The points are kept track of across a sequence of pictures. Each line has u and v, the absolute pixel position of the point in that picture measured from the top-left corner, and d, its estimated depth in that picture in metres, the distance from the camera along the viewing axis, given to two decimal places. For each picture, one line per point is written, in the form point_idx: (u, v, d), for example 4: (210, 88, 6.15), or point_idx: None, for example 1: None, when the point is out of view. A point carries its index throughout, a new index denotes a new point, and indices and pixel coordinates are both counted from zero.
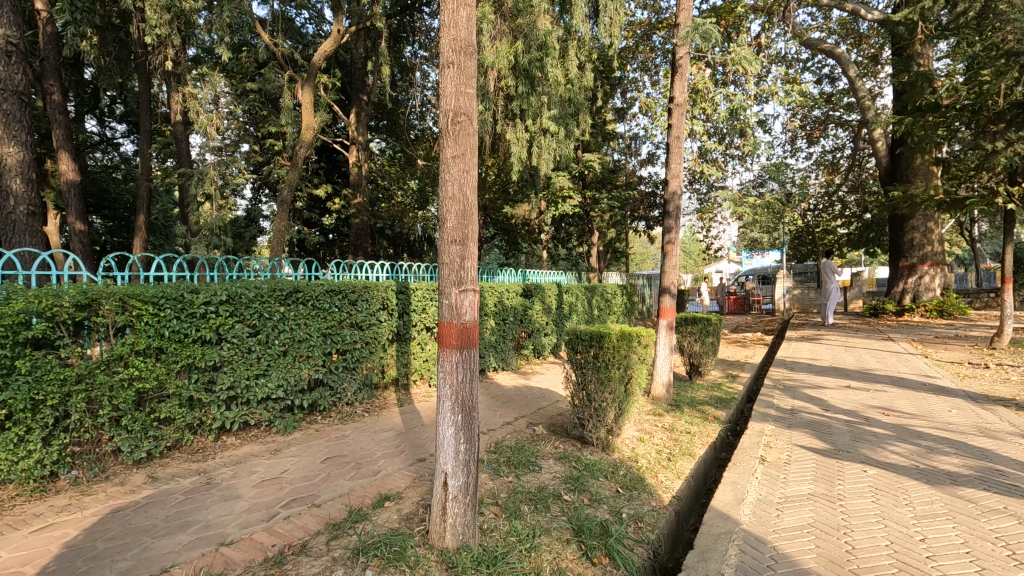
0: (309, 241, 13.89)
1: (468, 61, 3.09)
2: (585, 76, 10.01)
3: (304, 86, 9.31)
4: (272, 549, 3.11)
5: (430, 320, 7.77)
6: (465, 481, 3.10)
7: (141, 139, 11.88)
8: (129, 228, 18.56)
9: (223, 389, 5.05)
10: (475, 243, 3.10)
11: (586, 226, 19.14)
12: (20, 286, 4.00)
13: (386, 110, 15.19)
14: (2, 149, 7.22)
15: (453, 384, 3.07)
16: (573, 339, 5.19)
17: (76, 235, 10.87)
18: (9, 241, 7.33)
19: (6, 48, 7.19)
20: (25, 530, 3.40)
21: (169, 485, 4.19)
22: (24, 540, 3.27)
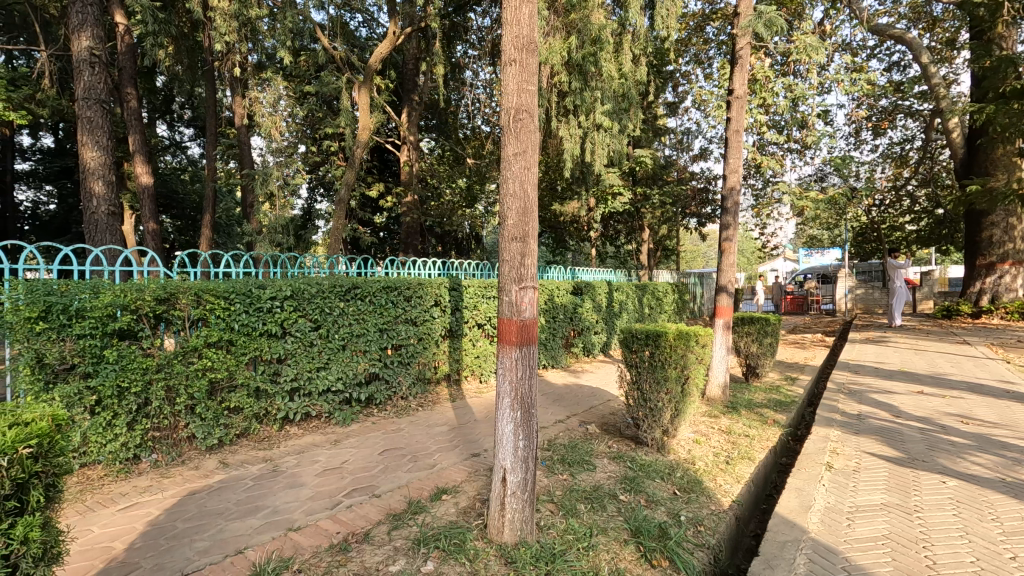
0: (362, 239, 14.30)
1: (530, 58, 3.09)
2: (640, 69, 9.85)
3: (360, 88, 9.57)
4: (336, 537, 3.22)
5: (482, 316, 7.83)
6: (523, 477, 3.11)
7: (208, 142, 12.54)
8: (195, 226, 19.68)
9: (287, 380, 5.28)
10: (535, 241, 3.10)
11: (636, 223, 18.84)
12: (107, 281, 4.30)
13: (437, 109, 15.43)
14: (86, 153, 7.76)
15: (513, 380, 3.09)
16: (628, 337, 5.11)
17: (149, 234, 11.60)
18: (94, 240, 7.89)
19: (90, 59, 7.77)
20: (113, 508, 3.65)
21: (239, 471, 4.40)
22: (112, 517, 3.51)
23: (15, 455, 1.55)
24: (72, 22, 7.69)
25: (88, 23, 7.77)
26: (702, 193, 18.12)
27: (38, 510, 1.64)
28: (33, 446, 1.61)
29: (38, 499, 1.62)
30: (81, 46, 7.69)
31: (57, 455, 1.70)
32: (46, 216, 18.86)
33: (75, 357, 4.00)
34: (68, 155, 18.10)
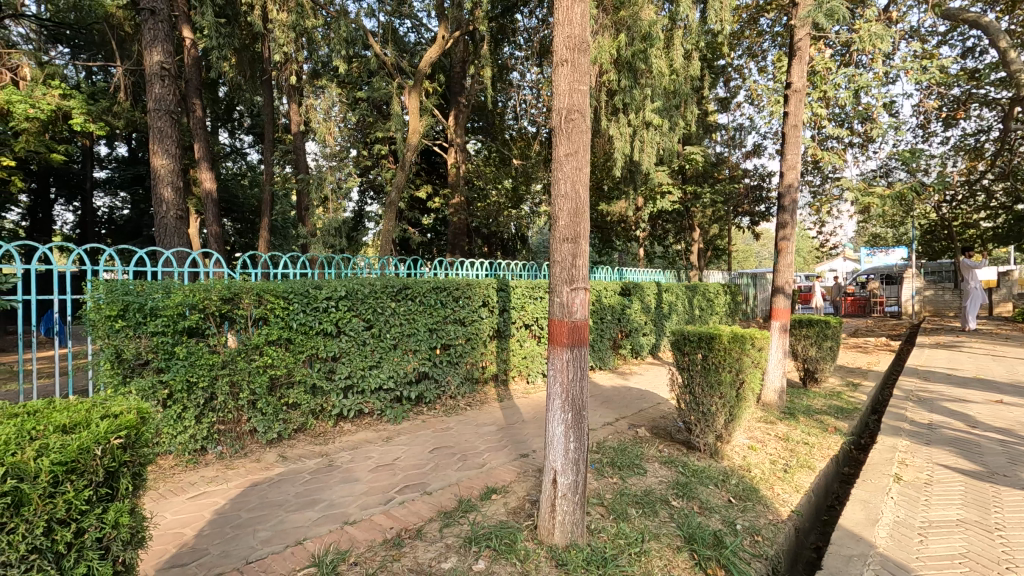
0: (411, 240, 14.59)
1: (582, 58, 3.07)
2: (692, 65, 9.62)
3: (411, 93, 9.77)
4: (390, 532, 3.29)
5: (529, 317, 7.84)
6: (574, 479, 3.09)
7: (266, 148, 13.10)
8: (254, 229, 20.66)
9: (342, 378, 5.44)
10: (587, 241, 3.07)
11: (685, 222, 18.41)
12: (177, 281, 4.55)
13: (484, 111, 15.55)
14: (156, 161, 8.25)
15: (564, 382, 3.07)
16: (679, 339, 5.01)
17: (212, 237, 12.23)
18: (164, 243, 8.39)
19: (161, 73, 8.26)
20: (184, 496, 3.87)
21: (297, 464, 4.57)
22: (183, 504, 3.72)
23: (110, 444, 1.64)
24: (145, 39, 8.19)
25: (158, 39, 8.25)
26: (755, 191, 17.51)
27: (128, 497, 1.70)
28: (123, 436, 1.69)
29: (127, 487, 1.69)
30: (152, 60, 8.18)
31: (142, 445, 1.77)
32: (120, 221, 20.15)
33: (150, 353, 4.27)
34: (140, 163, 19.33)
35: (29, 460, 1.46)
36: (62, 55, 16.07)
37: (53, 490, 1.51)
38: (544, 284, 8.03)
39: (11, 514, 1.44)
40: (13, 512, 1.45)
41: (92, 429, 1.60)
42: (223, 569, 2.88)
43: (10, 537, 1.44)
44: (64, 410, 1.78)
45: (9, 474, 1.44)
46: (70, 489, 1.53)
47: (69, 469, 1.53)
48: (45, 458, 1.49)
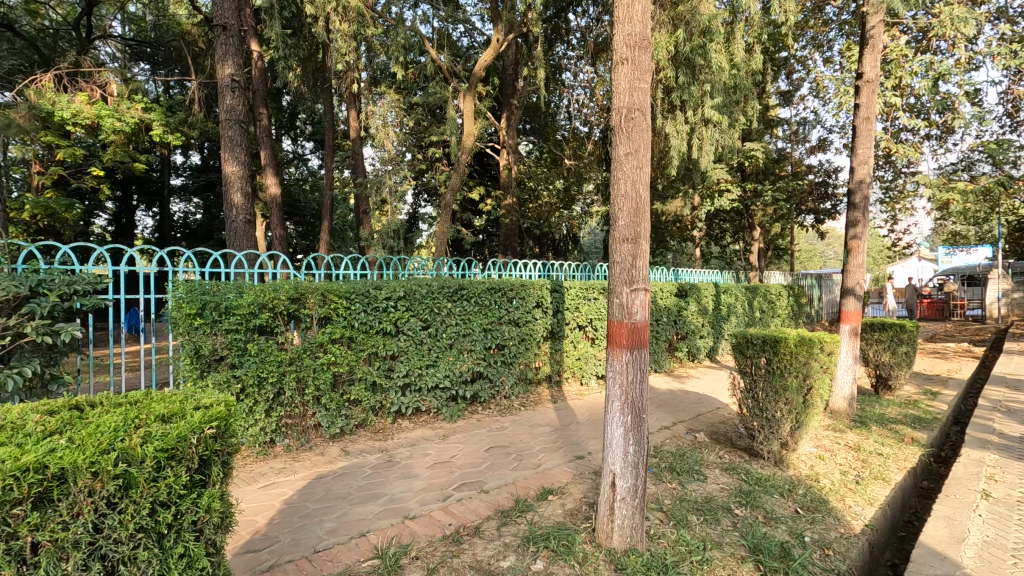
0: (464, 241, 14.80)
1: (643, 56, 3.03)
2: (754, 58, 9.29)
3: (465, 96, 9.90)
4: (449, 528, 3.35)
5: (583, 318, 7.78)
6: (633, 483, 3.05)
7: (327, 154, 13.61)
8: (314, 232, 21.60)
9: (400, 376, 5.58)
10: (647, 242, 3.02)
11: (744, 221, 17.78)
12: (249, 282, 4.80)
13: (536, 112, 15.58)
14: (228, 169, 8.75)
15: (623, 384, 3.04)
16: (742, 342, 4.86)
17: (277, 239, 12.84)
18: (234, 245, 8.87)
19: (231, 85, 8.73)
20: (256, 485, 4.08)
21: (358, 459, 4.73)
22: (256, 493, 3.93)
23: (204, 433, 1.73)
24: (218, 53, 8.70)
25: (230, 53, 8.75)
26: (820, 188, 16.71)
27: (219, 483, 1.80)
28: (215, 426, 1.78)
29: (219, 473, 1.79)
30: (224, 73, 8.66)
31: (230, 435, 1.87)
32: (194, 225, 21.41)
33: (225, 349, 4.53)
34: (212, 170, 20.58)
35: (135, 447, 1.55)
36: (144, 72, 17.27)
37: (156, 474, 1.59)
38: (599, 285, 7.96)
39: (121, 496, 1.53)
40: (122, 495, 1.53)
41: (188, 419, 1.69)
42: (293, 557, 3.00)
43: (120, 517, 1.52)
44: (160, 401, 1.91)
45: (119, 459, 1.52)
46: (170, 474, 1.61)
47: (171, 454, 1.61)
48: (149, 444, 1.57)
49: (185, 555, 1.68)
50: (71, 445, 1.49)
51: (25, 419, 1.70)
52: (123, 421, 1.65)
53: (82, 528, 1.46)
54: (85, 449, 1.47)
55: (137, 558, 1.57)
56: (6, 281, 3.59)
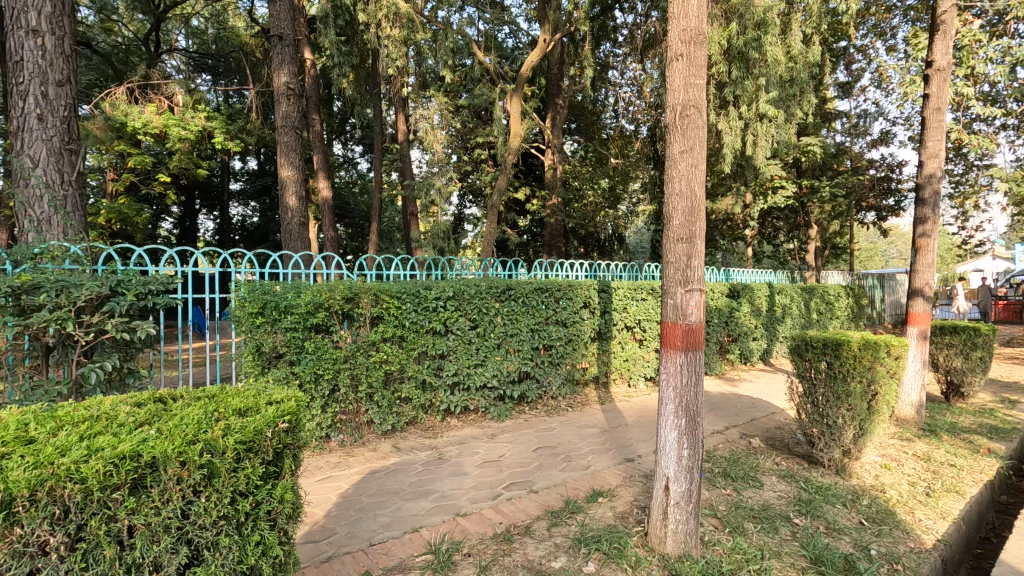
0: (509, 242, 14.85)
1: (699, 51, 2.97)
2: (813, 49, 8.91)
3: (512, 97, 9.94)
4: (500, 526, 3.38)
5: (631, 319, 7.67)
6: (688, 487, 2.98)
7: (376, 157, 13.95)
8: (363, 234, 22.21)
9: (449, 375, 5.66)
10: (702, 241, 2.96)
11: (799, 219, 17.10)
12: (307, 282, 4.99)
13: (582, 111, 15.46)
14: (284, 173, 9.11)
15: (677, 387, 2.98)
16: (800, 344, 4.67)
17: (328, 240, 13.26)
18: (289, 247, 9.22)
19: (287, 92, 9.07)
20: (313, 478, 4.23)
21: (409, 455, 4.83)
22: (313, 486, 4.07)
23: (277, 427, 1.81)
24: (275, 62, 9.06)
25: (285, 62, 9.09)
26: (883, 183, 15.88)
27: (291, 475, 1.88)
28: (288, 422, 1.87)
29: (290, 466, 1.86)
30: (280, 81, 9.01)
31: (300, 430, 1.94)
32: (251, 228, 22.37)
33: (284, 347, 4.71)
34: (268, 175, 21.46)
35: (217, 438, 1.64)
36: (206, 82, 18.14)
37: (235, 466, 1.68)
38: (648, 284, 7.82)
39: (205, 484, 1.62)
40: (206, 483, 1.62)
41: (263, 414, 1.78)
42: (349, 549, 3.09)
43: (205, 504, 1.61)
44: (235, 396, 2.01)
45: (204, 450, 1.60)
46: (248, 465, 1.69)
47: (248, 446, 1.69)
48: (229, 436, 1.66)
49: (260, 543, 1.76)
50: (160, 435, 1.59)
51: (116, 410, 1.82)
52: (205, 414, 1.75)
53: (172, 512, 1.55)
54: (172, 439, 1.56)
55: (219, 544, 1.65)
56: (90, 281, 3.80)
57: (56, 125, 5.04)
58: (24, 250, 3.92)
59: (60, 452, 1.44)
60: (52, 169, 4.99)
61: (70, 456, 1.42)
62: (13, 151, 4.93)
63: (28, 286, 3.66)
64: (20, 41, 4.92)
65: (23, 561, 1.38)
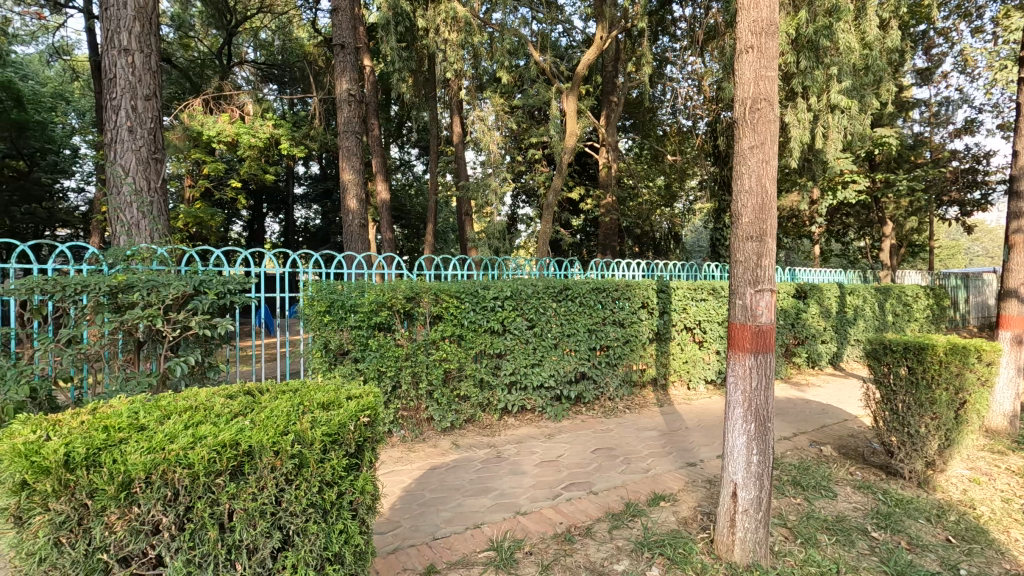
0: (563, 241, 14.77)
1: (770, 42, 2.86)
2: (891, 35, 8.39)
3: (568, 95, 9.88)
4: (560, 526, 3.38)
5: (692, 320, 7.46)
6: (757, 495, 2.88)
7: (432, 159, 14.22)
8: (418, 235, 22.74)
9: (507, 374, 5.71)
10: (773, 240, 2.85)
11: (871, 216, 16.15)
12: (370, 282, 5.16)
13: (638, 108, 15.19)
14: (345, 177, 9.43)
15: (746, 391, 2.88)
16: (877, 347, 4.40)
17: (386, 241, 13.61)
18: (350, 248, 9.55)
19: (348, 99, 9.39)
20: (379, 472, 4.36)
21: (469, 452, 4.90)
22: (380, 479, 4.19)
23: (360, 420, 1.89)
24: (337, 70, 9.40)
25: (347, 69, 9.42)
26: (967, 175, 14.76)
27: (371, 466, 1.96)
28: (368, 416, 1.94)
29: (370, 458, 1.93)
30: (342, 88, 9.34)
31: (377, 425, 2.01)
32: (313, 230, 23.28)
33: (350, 345, 4.90)
34: (329, 179, 22.34)
35: (306, 430, 1.72)
36: (273, 92, 19.05)
37: (322, 457, 1.76)
38: (709, 284, 7.59)
39: (296, 474, 1.71)
40: (297, 472, 1.71)
41: (344, 409, 1.85)
42: (414, 542, 3.17)
43: (296, 492, 1.70)
44: (315, 391, 2.10)
45: (295, 440, 1.69)
46: (333, 457, 1.78)
47: (334, 438, 1.78)
48: (317, 428, 1.74)
49: (343, 531, 1.84)
50: (254, 426, 1.68)
51: (211, 401, 1.95)
52: (292, 407, 1.85)
53: (267, 498, 1.64)
54: (268, 430, 1.65)
55: (308, 530, 1.74)
56: (176, 281, 4.06)
57: (144, 135, 5.44)
58: (118, 252, 4.26)
59: (169, 439, 1.56)
60: (141, 177, 5.40)
61: (178, 442, 1.53)
62: (108, 161, 5.36)
63: (122, 285, 3.97)
64: (114, 60, 5.36)
65: (141, 537, 1.51)
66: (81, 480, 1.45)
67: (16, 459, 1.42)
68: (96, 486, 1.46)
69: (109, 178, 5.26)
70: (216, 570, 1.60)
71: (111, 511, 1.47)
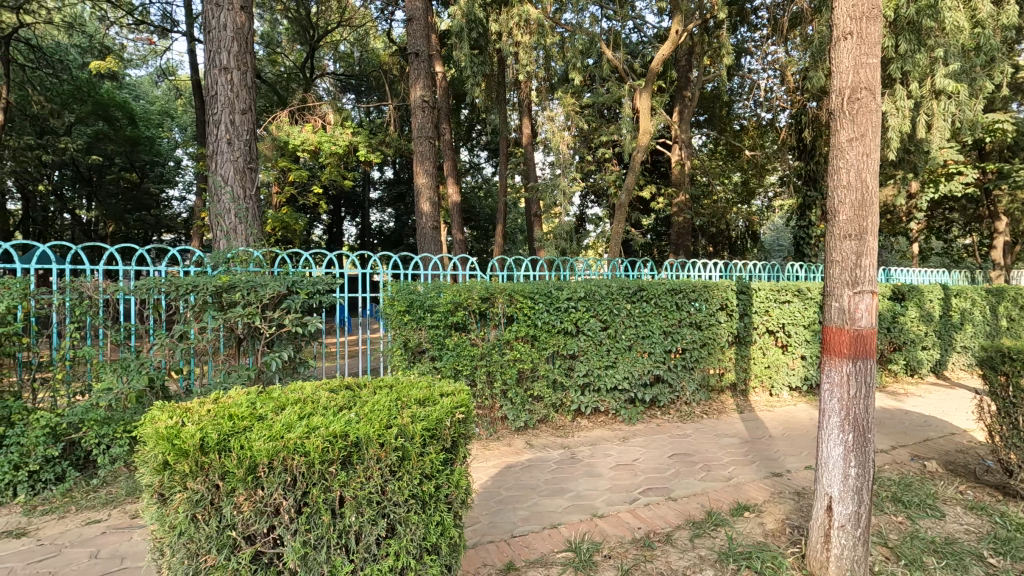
0: (634, 241, 14.49)
1: (872, 27, 2.69)
2: (1008, 10, 7.65)
3: (642, 93, 9.70)
4: (639, 531, 3.32)
5: (775, 323, 7.10)
6: (856, 510, 2.70)
7: (501, 162, 14.38)
8: (487, 236, 23.12)
9: (580, 375, 5.68)
10: (875, 237, 2.67)
11: (980, 211, 14.70)
12: (448, 283, 5.30)
13: (713, 102, 14.66)
14: (419, 181, 9.74)
15: (843, 398, 2.72)
16: (992, 356, 4.01)
17: (456, 242, 13.90)
18: (423, 249, 9.85)
19: (422, 105, 9.68)
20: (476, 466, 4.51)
21: (543, 453, 4.92)
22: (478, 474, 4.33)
23: (455, 417, 1.96)
24: (412, 77, 9.72)
25: (421, 76, 9.72)
26: None
27: (464, 461, 2.02)
28: (462, 413, 2.00)
29: (462, 455, 1.99)
30: (417, 95, 9.64)
31: (468, 424, 2.07)
32: (387, 232, 24.19)
33: (428, 343, 5.06)
34: (402, 183, 23.14)
35: (407, 424, 1.80)
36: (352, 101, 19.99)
37: (422, 451, 1.83)
38: (794, 285, 7.19)
39: (398, 466, 1.79)
40: (399, 465, 1.79)
41: (439, 405, 1.92)
42: (493, 539, 3.22)
43: (399, 483, 1.78)
44: (407, 388, 2.19)
45: (398, 434, 1.78)
46: (431, 451, 1.84)
47: (432, 433, 1.85)
48: (417, 423, 1.82)
49: (440, 523, 1.90)
50: (359, 419, 1.78)
51: (316, 395, 2.08)
52: (391, 402, 1.94)
53: (373, 489, 1.73)
54: (373, 423, 1.75)
55: (408, 520, 1.82)
56: (272, 281, 4.40)
57: (240, 147, 5.88)
58: (220, 255, 4.60)
59: (287, 428, 1.68)
60: (238, 185, 5.83)
61: (295, 431, 1.65)
62: (210, 171, 5.84)
63: (225, 286, 4.32)
64: (215, 78, 5.83)
65: (264, 517, 1.64)
66: (213, 463, 1.61)
67: (160, 441, 1.60)
68: (226, 470, 1.61)
69: (212, 187, 5.73)
70: (329, 552, 1.71)
71: (239, 493, 1.61)
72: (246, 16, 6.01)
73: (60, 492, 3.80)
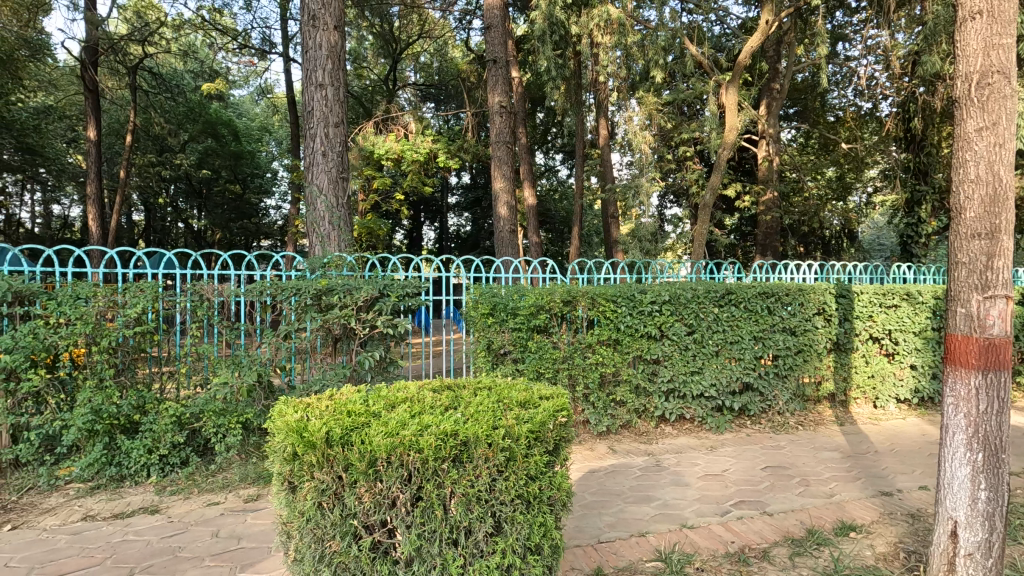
0: (717, 243, 13.88)
1: (1005, 4, 2.44)
2: None
3: (728, 87, 9.29)
4: (733, 545, 3.19)
5: (880, 328, 6.56)
6: (986, 538, 2.45)
7: (577, 164, 14.29)
8: (563, 239, 23.05)
9: (664, 381, 5.53)
10: (1009, 237, 2.41)
11: None
12: (530, 286, 5.37)
13: (806, 94, 13.78)
14: (497, 186, 9.89)
15: (970, 414, 2.47)
16: None
17: (532, 245, 13.97)
18: (501, 252, 9.98)
19: (500, 110, 9.82)
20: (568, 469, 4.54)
21: (626, 458, 4.85)
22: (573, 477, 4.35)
23: (557, 420, 1.99)
24: (490, 84, 9.87)
25: (499, 82, 9.85)
26: None
27: (564, 464, 2.04)
28: (563, 416, 2.03)
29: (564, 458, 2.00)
30: (494, 101, 9.77)
31: (568, 429, 2.09)
32: (464, 236, 24.76)
33: (510, 345, 5.15)
34: (479, 188, 23.61)
35: (513, 425, 1.84)
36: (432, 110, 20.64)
37: (527, 452, 1.87)
38: (902, 287, 6.61)
39: (505, 466, 1.83)
40: (506, 465, 1.83)
41: (542, 407, 1.95)
42: (580, 543, 3.21)
43: (506, 482, 1.83)
44: (506, 390, 2.24)
45: (505, 435, 1.83)
46: (536, 453, 1.88)
47: (536, 434, 1.88)
48: (522, 424, 1.86)
49: (542, 524, 1.94)
50: (466, 419, 1.85)
51: (421, 394, 2.18)
52: (494, 404, 2.00)
53: (481, 487, 1.79)
54: (481, 423, 1.81)
55: (514, 519, 1.86)
56: (365, 285, 4.66)
57: (333, 158, 6.24)
58: (317, 260, 4.91)
59: (401, 425, 1.78)
60: (332, 194, 6.20)
61: (409, 429, 1.75)
62: (307, 181, 6.25)
63: (325, 289, 4.62)
64: (312, 95, 6.24)
65: (382, 509, 1.74)
66: (337, 455, 1.72)
67: (290, 434, 1.74)
68: (349, 462, 1.73)
69: (308, 196, 6.13)
70: (440, 546, 1.79)
71: (360, 485, 1.72)
72: (339, 35, 6.38)
73: (185, 474, 4.21)
